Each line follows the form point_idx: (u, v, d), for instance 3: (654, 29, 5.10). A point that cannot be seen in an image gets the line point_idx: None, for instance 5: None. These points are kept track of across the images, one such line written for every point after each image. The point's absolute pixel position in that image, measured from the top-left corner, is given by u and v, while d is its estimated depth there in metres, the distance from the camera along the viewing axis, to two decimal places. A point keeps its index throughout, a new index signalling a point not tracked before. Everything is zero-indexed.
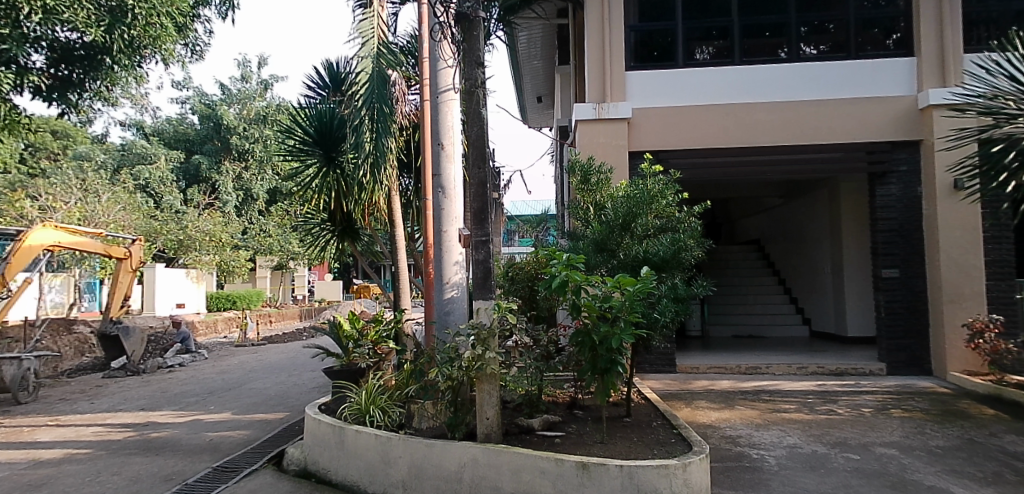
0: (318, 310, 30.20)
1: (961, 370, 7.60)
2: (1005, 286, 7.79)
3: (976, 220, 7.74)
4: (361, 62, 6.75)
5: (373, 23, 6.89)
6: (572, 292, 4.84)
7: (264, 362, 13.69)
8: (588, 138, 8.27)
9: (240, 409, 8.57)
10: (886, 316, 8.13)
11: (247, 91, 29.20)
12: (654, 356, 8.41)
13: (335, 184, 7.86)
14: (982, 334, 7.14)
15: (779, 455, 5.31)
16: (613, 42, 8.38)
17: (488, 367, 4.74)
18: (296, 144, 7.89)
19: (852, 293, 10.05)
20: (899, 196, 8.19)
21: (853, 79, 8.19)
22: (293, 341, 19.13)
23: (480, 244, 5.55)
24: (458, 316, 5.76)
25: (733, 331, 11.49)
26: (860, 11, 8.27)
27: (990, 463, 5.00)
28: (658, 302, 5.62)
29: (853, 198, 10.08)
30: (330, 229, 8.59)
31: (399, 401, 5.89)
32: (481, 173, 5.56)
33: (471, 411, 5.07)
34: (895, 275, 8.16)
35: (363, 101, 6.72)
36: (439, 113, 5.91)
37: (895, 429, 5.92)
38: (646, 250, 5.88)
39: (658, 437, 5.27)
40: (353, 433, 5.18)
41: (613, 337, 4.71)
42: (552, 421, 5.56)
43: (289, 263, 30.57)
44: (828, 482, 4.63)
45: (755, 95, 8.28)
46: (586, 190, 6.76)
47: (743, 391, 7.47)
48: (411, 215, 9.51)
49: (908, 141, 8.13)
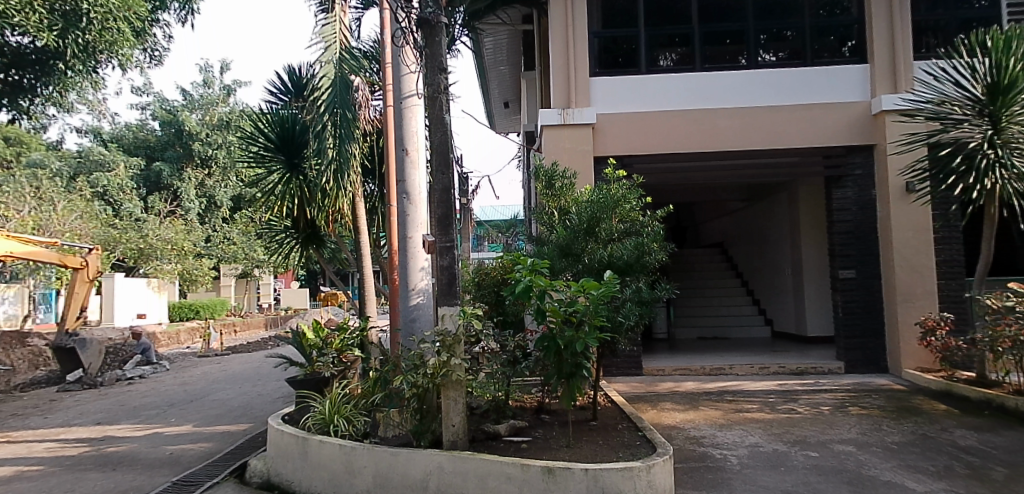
0: (284, 318, 29.85)
1: (915, 366, 7.83)
2: (955, 285, 8.07)
3: (927, 221, 7.98)
4: (323, 68, 6.66)
5: (335, 28, 6.81)
6: (536, 297, 4.84)
7: (227, 373, 13.45)
8: (554, 143, 8.31)
9: (202, 421, 8.40)
10: (844, 315, 8.32)
11: (210, 96, 28.61)
12: (620, 359, 8.49)
13: (298, 190, 7.78)
14: (934, 332, 7.25)
15: (741, 454, 5.40)
16: (577, 49, 8.45)
17: (454, 374, 4.81)
18: (259, 151, 7.78)
19: (812, 293, 10.28)
20: (856, 199, 8.42)
21: (811, 85, 8.39)
22: (258, 351, 18.83)
23: (444, 250, 5.49)
24: (424, 323, 5.73)
25: (698, 332, 11.69)
26: (816, 19, 8.50)
27: (942, 457, 5.16)
28: (622, 306, 5.70)
29: (812, 200, 10.29)
30: (294, 236, 8.53)
31: (364, 410, 5.86)
32: (445, 178, 5.42)
33: (438, 418, 5.11)
34: (852, 276, 8.35)
35: (326, 107, 6.64)
36: (402, 118, 5.91)
37: (852, 426, 6.07)
38: (610, 254, 5.95)
39: (623, 440, 5.32)
40: (317, 443, 5.13)
41: (578, 341, 4.75)
42: (518, 426, 5.60)
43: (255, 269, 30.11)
44: (787, 479, 4.72)
45: (717, 100, 8.43)
46: (551, 196, 6.79)
47: (707, 392, 7.59)
48: (377, 221, 9.45)
49: (863, 145, 8.36)
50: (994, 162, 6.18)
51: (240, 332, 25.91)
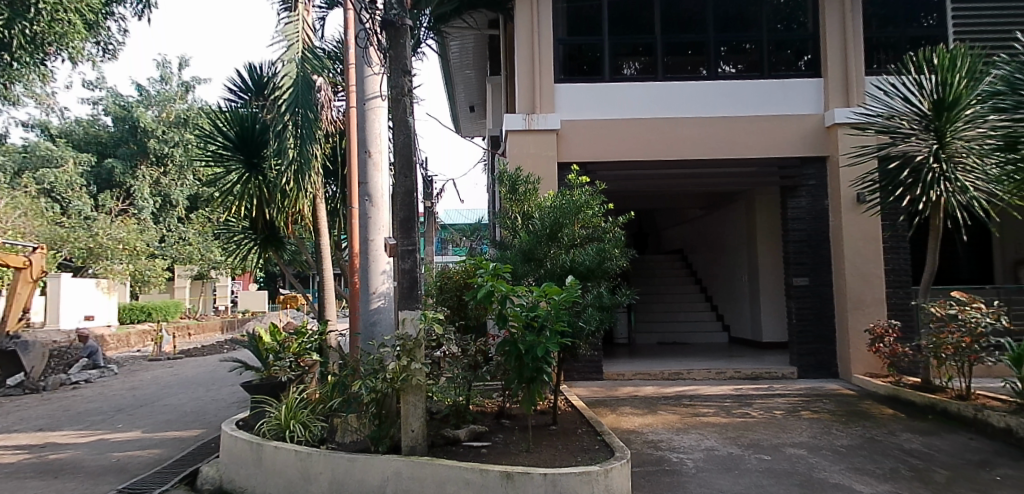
0: (240, 321, 29.21)
1: (864, 372, 8.11)
2: (902, 294, 8.37)
3: (876, 231, 8.26)
4: (285, 67, 6.55)
5: (298, 27, 6.72)
6: (497, 302, 4.84)
7: (180, 377, 13.05)
8: (518, 148, 8.32)
9: (151, 427, 8.13)
10: (797, 322, 8.56)
11: (167, 93, 27.81)
12: (581, 364, 8.53)
13: (256, 191, 7.60)
14: (882, 338, 7.31)
15: (697, 457, 5.49)
16: (542, 55, 8.49)
17: (414, 378, 4.76)
18: (217, 150, 7.59)
19: (767, 300, 10.52)
20: (809, 208, 8.67)
21: (768, 97, 8.61)
22: (213, 355, 18.31)
23: (406, 254, 5.42)
24: (385, 327, 5.65)
25: (658, 338, 11.83)
26: (774, 33, 8.75)
27: (888, 460, 5.34)
28: (583, 310, 5.77)
29: (769, 209, 10.55)
30: (252, 237, 8.34)
31: (321, 415, 5.76)
32: (408, 181, 5.35)
33: (396, 423, 5.06)
34: (805, 283, 8.58)
35: (287, 107, 6.55)
36: (365, 119, 5.84)
37: (804, 430, 6.23)
38: (573, 260, 6.01)
39: (582, 444, 5.36)
40: (271, 449, 5.02)
41: (539, 346, 4.75)
42: (478, 431, 5.59)
43: (211, 271, 29.36)
44: (741, 482, 4.82)
45: (679, 110, 8.58)
46: (514, 200, 6.80)
47: (666, 396, 7.69)
48: (338, 223, 9.31)
49: (817, 157, 8.62)
50: (940, 176, 6.46)
51: (194, 335, 25.22)
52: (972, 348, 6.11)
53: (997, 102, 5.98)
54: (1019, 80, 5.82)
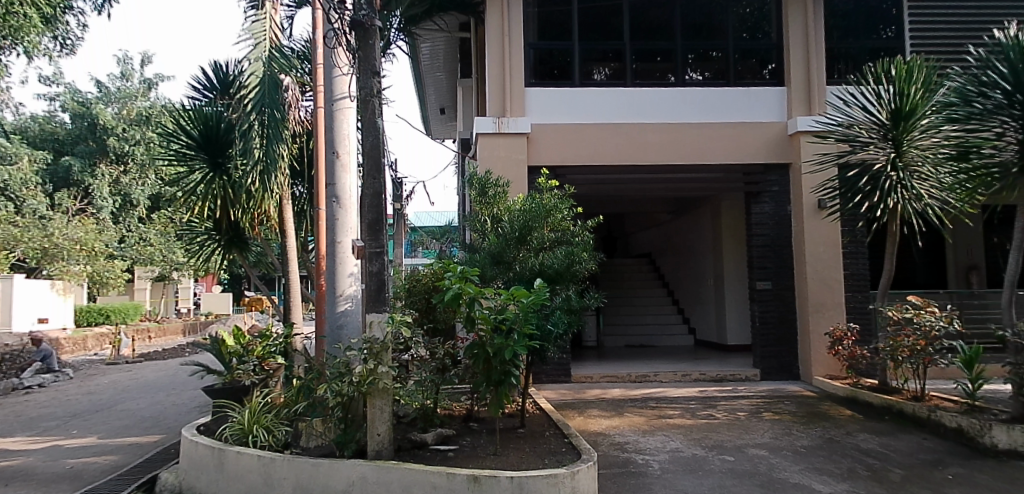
0: (203, 324, 28.57)
1: (824, 374, 8.31)
2: (861, 297, 8.61)
3: (836, 237, 8.48)
4: (251, 65, 6.41)
5: (266, 26, 6.54)
6: (465, 305, 4.83)
7: (138, 382, 12.69)
8: (488, 151, 8.33)
9: (108, 433, 7.90)
10: (760, 325, 8.73)
11: (128, 90, 27.05)
12: (550, 367, 8.56)
13: (221, 191, 7.46)
14: (841, 341, 7.45)
15: (662, 459, 5.56)
16: (513, 59, 8.52)
17: (381, 382, 4.76)
18: (180, 149, 7.44)
19: (731, 303, 10.73)
20: (772, 213, 8.87)
21: (733, 105, 8.78)
22: (174, 359, 17.86)
23: (376, 256, 5.40)
24: (352, 330, 5.57)
25: (625, 341, 11.95)
26: (739, 42, 8.94)
27: (845, 459, 5.49)
28: (552, 313, 5.81)
29: (733, 214, 10.75)
30: (216, 238, 8.17)
31: (286, 420, 5.68)
32: (376, 183, 5.34)
33: (363, 427, 5.01)
34: (769, 287, 8.76)
35: (253, 105, 6.49)
36: (332, 120, 5.73)
37: (766, 431, 6.36)
38: (541, 263, 6.03)
39: (549, 447, 5.38)
40: (233, 455, 4.92)
41: (507, 348, 4.77)
42: (445, 434, 5.56)
43: (173, 272, 28.66)
44: (704, 483, 4.90)
45: (647, 115, 8.70)
46: (484, 203, 6.79)
47: (632, 398, 7.77)
48: (305, 224, 9.17)
49: (780, 164, 8.83)
50: (896, 184, 6.66)
51: (154, 338, 24.59)
52: (926, 350, 6.30)
53: (950, 113, 6.25)
54: (971, 92, 6.10)
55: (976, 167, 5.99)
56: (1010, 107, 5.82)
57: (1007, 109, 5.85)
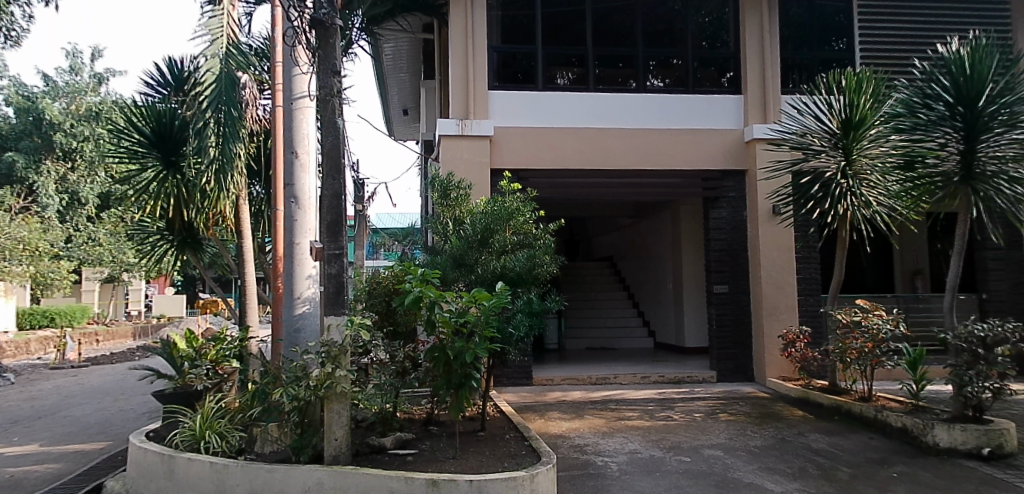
0: (155, 327, 27.68)
1: (777, 375, 8.54)
2: (813, 301, 8.87)
3: (789, 242, 8.71)
4: (208, 62, 6.31)
5: (223, 22, 6.45)
6: (426, 308, 4.79)
7: (83, 387, 12.18)
8: (451, 153, 8.30)
9: (51, 440, 7.58)
10: (717, 327, 8.92)
11: (77, 85, 25.85)
12: (510, 369, 8.57)
13: (174, 190, 7.25)
14: (794, 344, 7.64)
15: (620, 460, 5.62)
16: (476, 62, 8.51)
17: (339, 386, 4.70)
18: (131, 147, 7.21)
19: (689, 307, 10.93)
20: (729, 219, 9.09)
21: (693, 111, 8.96)
22: (122, 363, 17.22)
23: (333, 258, 5.25)
24: (309, 334, 5.42)
25: (586, 344, 12.08)
26: (699, 51, 9.13)
27: (796, 459, 5.64)
28: (513, 316, 5.82)
29: (692, 219, 10.96)
30: (169, 239, 7.94)
31: (240, 425, 5.55)
32: (336, 183, 5.24)
33: (319, 432, 4.94)
34: (725, 291, 8.96)
35: (209, 103, 6.33)
36: (292, 119, 5.66)
37: (722, 432, 6.50)
38: (503, 266, 6.04)
39: (509, 449, 5.38)
40: (184, 461, 4.77)
41: (468, 352, 4.77)
42: (405, 438, 5.52)
43: (122, 273, 27.86)
44: (661, 483, 4.98)
45: (609, 120, 8.79)
46: (446, 206, 6.77)
47: (592, 400, 7.84)
48: (262, 225, 8.99)
49: (737, 171, 9.04)
50: (846, 191, 6.89)
51: (102, 342, 23.68)
52: (874, 352, 6.52)
53: (897, 123, 6.47)
54: (915, 104, 6.36)
55: (921, 176, 6.24)
56: (952, 119, 6.15)
57: (949, 121, 6.17)
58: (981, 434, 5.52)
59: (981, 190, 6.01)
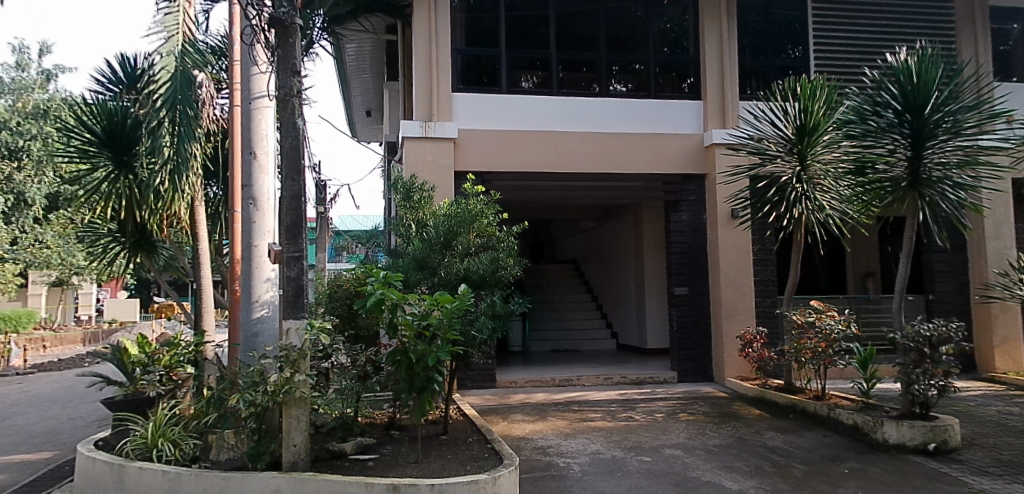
0: (107, 333, 26.71)
1: (736, 375, 8.71)
2: (769, 302, 9.08)
3: (747, 245, 8.91)
4: (162, 60, 6.15)
5: (179, 18, 6.30)
6: (388, 310, 4.75)
7: (27, 395, 11.68)
8: (414, 155, 8.25)
9: None
10: (678, 329, 9.06)
11: (24, 81, 23.95)
12: (474, 372, 8.54)
13: (126, 190, 7.04)
14: (751, 344, 7.79)
15: (583, 461, 5.65)
16: (440, 64, 8.49)
17: (298, 391, 4.58)
18: (81, 146, 6.97)
19: (651, 308, 11.08)
20: (689, 222, 9.25)
21: (654, 116, 9.09)
22: (69, 370, 16.54)
23: (292, 261, 5.15)
24: (268, 337, 5.32)
25: (551, 345, 12.14)
26: (660, 57, 9.28)
27: (754, 457, 5.76)
28: (476, 319, 5.83)
29: (654, 221, 11.12)
30: (121, 241, 7.71)
31: (195, 432, 5.40)
32: (295, 184, 5.17)
33: (278, 438, 4.84)
34: (686, 293, 9.12)
35: (163, 102, 6.16)
36: (251, 119, 5.48)
37: (682, 431, 6.60)
38: (466, 268, 6.01)
39: (472, 453, 5.37)
40: (135, 471, 4.62)
41: (430, 354, 4.74)
42: (366, 443, 5.44)
43: (69, 275, 26.99)
44: (623, 483, 5.03)
45: (573, 124, 8.87)
46: (409, 208, 6.73)
47: (556, 402, 7.87)
48: (219, 226, 8.78)
49: (697, 175, 9.22)
50: (801, 195, 7.08)
51: (48, 348, 22.71)
52: (827, 352, 6.71)
53: (848, 130, 6.67)
54: (866, 111, 6.58)
55: (872, 181, 6.45)
56: (900, 126, 6.38)
57: (898, 128, 6.40)
58: (927, 430, 5.75)
59: (928, 195, 6.25)
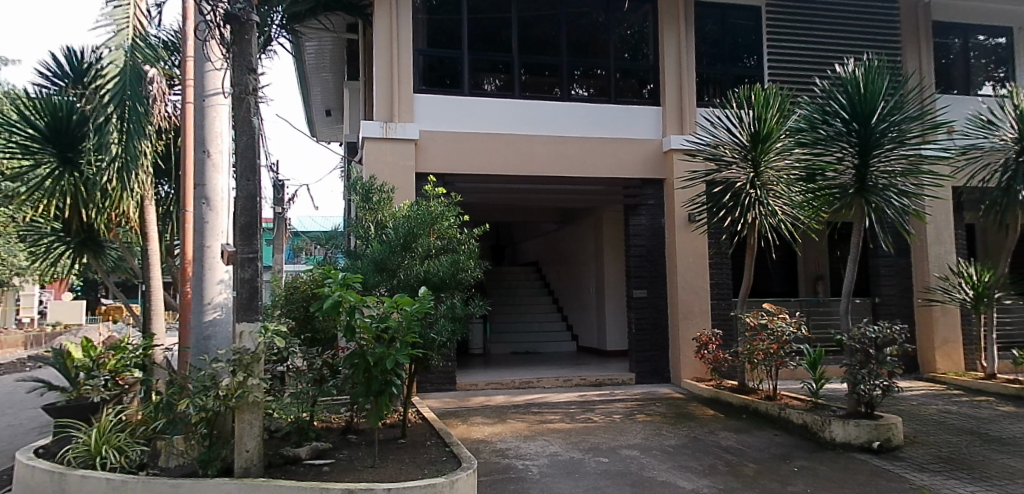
0: (51, 336, 25.60)
1: (692, 376, 8.88)
2: (724, 305, 9.29)
3: (704, 248, 9.10)
4: (111, 54, 5.94)
5: (129, 12, 6.09)
6: (346, 313, 4.68)
7: None
8: (374, 156, 8.17)
9: None
10: (636, 331, 9.19)
11: None
12: (434, 375, 8.49)
13: (71, 188, 6.76)
14: (707, 346, 7.94)
15: (541, 463, 5.68)
16: (401, 65, 8.43)
17: (251, 395, 4.50)
18: (22, 141, 6.67)
19: (610, 310, 11.21)
20: (648, 225, 9.39)
21: (615, 121, 9.21)
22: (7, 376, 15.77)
23: (246, 262, 4.91)
24: (221, 340, 5.18)
25: (512, 348, 12.16)
26: (621, 62, 9.41)
27: (707, 456, 5.88)
28: (435, 322, 5.81)
29: (614, 225, 11.26)
30: (65, 241, 7.45)
31: (142, 439, 5.24)
32: (250, 184, 4.97)
33: (230, 444, 4.74)
34: (644, 295, 9.26)
35: (111, 98, 5.97)
36: (203, 117, 5.40)
37: (638, 432, 6.70)
38: (426, 270, 5.98)
39: (429, 456, 5.34)
40: (77, 479, 4.46)
41: (389, 358, 4.69)
42: (321, 448, 5.35)
43: (11, 277, 25.71)
44: (580, 485, 5.07)
45: (535, 127, 8.91)
46: (368, 209, 6.65)
47: (515, 405, 7.89)
48: (171, 226, 8.52)
49: (655, 179, 9.37)
50: (755, 200, 7.24)
51: None
52: (778, 353, 6.92)
53: (799, 138, 6.94)
54: (816, 120, 6.81)
55: (821, 188, 6.74)
56: (848, 135, 6.61)
57: (846, 137, 6.63)
58: (872, 429, 5.96)
59: (874, 201, 6.49)
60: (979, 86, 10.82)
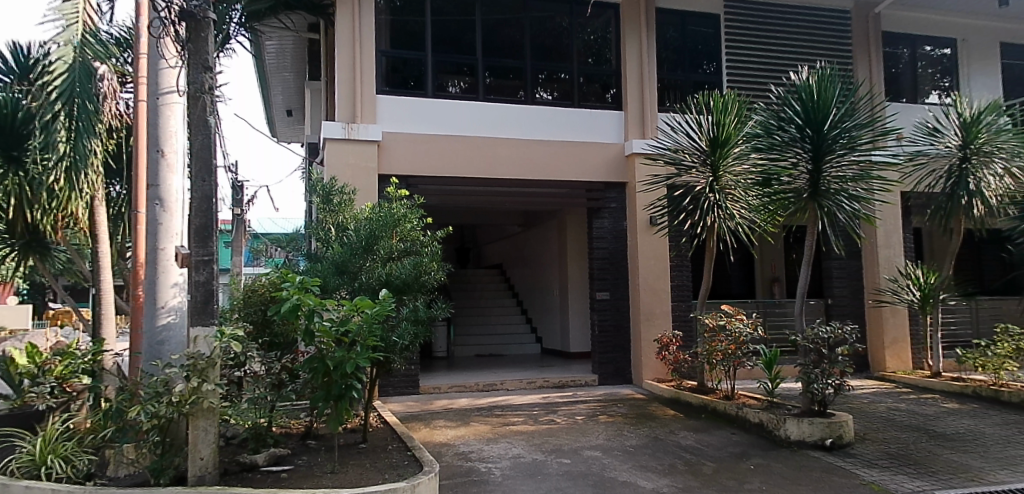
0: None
1: (653, 377, 9.02)
2: (685, 306, 9.45)
3: (665, 251, 9.25)
4: (58, 50, 5.75)
5: (78, 7, 5.89)
6: (304, 317, 4.60)
7: None
8: (336, 157, 8.07)
9: None
10: (599, 332, 9.28)
11: None
12: (396, 379, 8.43)
13: (16, 188, 6.53)
14: (668, 347, 8.06)
15: (503, 466, 5.68)
16: (364, 66, 8.35)
17: (205, 401, 4.44)
18: None
19: (574, 312, 11.29)
20: (611, 228, 9.50)
21: (578, 125, 9.30)
22: None
23: (201, 264, 4.80)
24: (174, 345, 5.04)
25: (477, 350, 12.15)
26: (584, 67, 9.51)
27: (667, 456, 5.97)
28: (397, 325, 5.78)
29: (578, 227, 11.35)
30: (9, 243, 7.16)
31: (90, 447, 5.03)
32: (206, 185, 4.85)
33: (183, 451, 4.64)
34: (607, 297, 9.35)
35: (59, 95, 5.77)
36: (157, 115, 5.22)
37: (600, 433, 6.76)
38: (388, 273, 5.92)
39: (390, 461, 5.29)
40: (21, 490, 4.31)
41: (349, 361, 4.65)
42: (279, 454, 5.25)
43: None
44: (542, 486, 5.09)
45: (499, 130, 8.95)
46: (328, 211, 6.56)
47: (478, 407, 7.88)
48: (122, 229, 8.26)
49: (618, 183, 9.49)
50: (713, 204, 7.42)
51: None
52: (735, 354, 7.07)
53: (756, 143, 7.11)
54: (772, 126, 7.00)
55: (776, 192, 6.90)
56: (802, 140, 6.81)
57: (800, 142, 6.83)
58: (824, 427, 6.14)
59: (826, 206, 6.70)
60: (925, 95, 11.28)
